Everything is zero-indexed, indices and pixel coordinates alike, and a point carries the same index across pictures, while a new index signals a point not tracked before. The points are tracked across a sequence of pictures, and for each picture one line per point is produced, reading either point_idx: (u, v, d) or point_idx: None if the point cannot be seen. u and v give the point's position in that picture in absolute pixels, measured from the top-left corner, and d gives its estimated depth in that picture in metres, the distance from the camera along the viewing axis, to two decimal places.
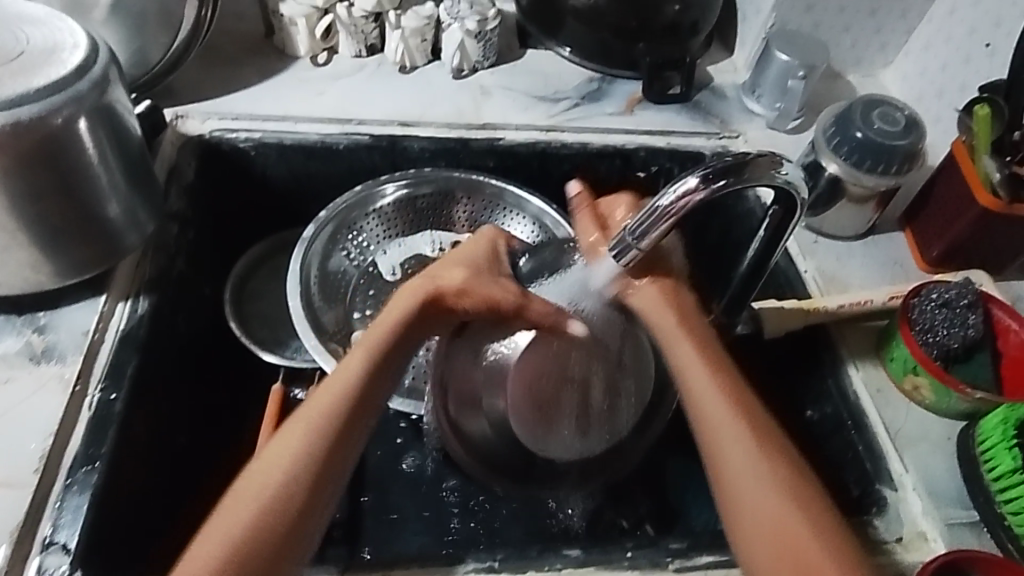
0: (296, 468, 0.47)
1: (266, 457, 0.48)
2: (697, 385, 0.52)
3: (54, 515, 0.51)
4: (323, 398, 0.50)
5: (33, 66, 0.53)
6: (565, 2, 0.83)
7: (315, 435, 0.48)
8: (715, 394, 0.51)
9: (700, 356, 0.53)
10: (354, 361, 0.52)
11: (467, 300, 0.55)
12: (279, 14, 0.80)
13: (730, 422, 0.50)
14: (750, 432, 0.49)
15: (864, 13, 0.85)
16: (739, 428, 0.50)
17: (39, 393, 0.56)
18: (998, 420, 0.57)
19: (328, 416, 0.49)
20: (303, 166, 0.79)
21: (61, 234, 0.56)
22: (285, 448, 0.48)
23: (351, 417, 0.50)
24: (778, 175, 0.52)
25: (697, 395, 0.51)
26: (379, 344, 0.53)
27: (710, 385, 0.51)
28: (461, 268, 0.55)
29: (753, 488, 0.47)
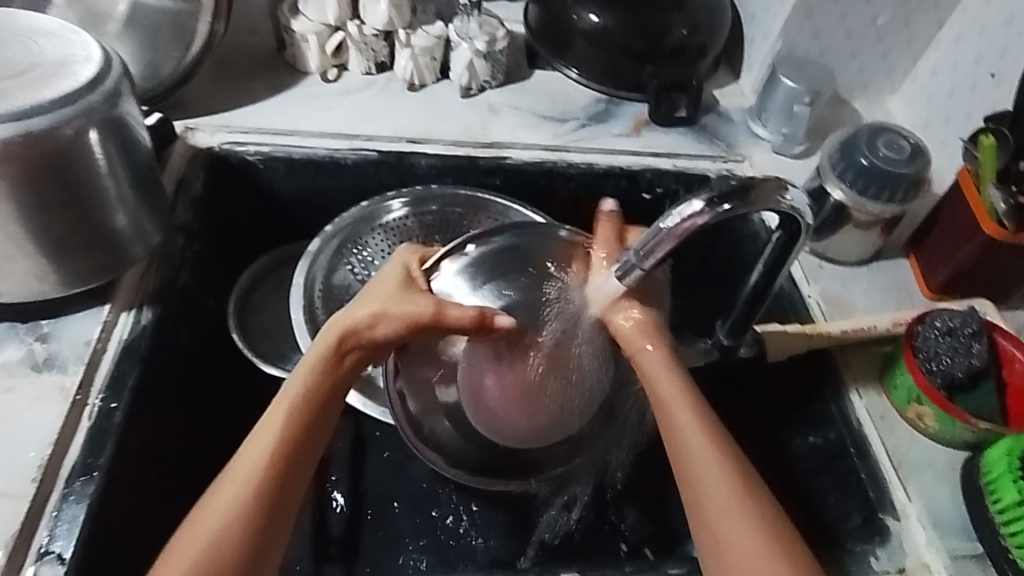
0: (236, 516, 0.47)
1: (212, 501, 0.48)
2: (677, 419, 0.53)
3: (50, 524, 0.51)
4: (267, 436, 0.51)
5: (46, 79, 0.53)
6: (573, 24, 0.84)
7: (261, 471, 0.49)
8: (693, 429, 0.52)
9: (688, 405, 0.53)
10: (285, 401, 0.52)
11: (403, 325, 0.54)
12: (290, 30, 0.81)
13: (715, 478, 0.50)
14: (732, 486, 0.50)
15: (871, 40, 0.86)
16: (722, 484, 0.50)
17: (39, 402, 0.56)
18: (1003, 450, 0.56)
19: (262, 456, 0.50)
20: (311, 180, 0.79)
21: (67, 244, 0.56)
22: (224, 486, 0.49)
23: (284, 457, 0.50)
24: (783, 201, 0.52)
25: (676, 429, 0.53)
26: (305, 383, 0.53)
27: (693, 426, 0.52)
28: (381, 299, 0.55)
29: (738, 541, 0.48)
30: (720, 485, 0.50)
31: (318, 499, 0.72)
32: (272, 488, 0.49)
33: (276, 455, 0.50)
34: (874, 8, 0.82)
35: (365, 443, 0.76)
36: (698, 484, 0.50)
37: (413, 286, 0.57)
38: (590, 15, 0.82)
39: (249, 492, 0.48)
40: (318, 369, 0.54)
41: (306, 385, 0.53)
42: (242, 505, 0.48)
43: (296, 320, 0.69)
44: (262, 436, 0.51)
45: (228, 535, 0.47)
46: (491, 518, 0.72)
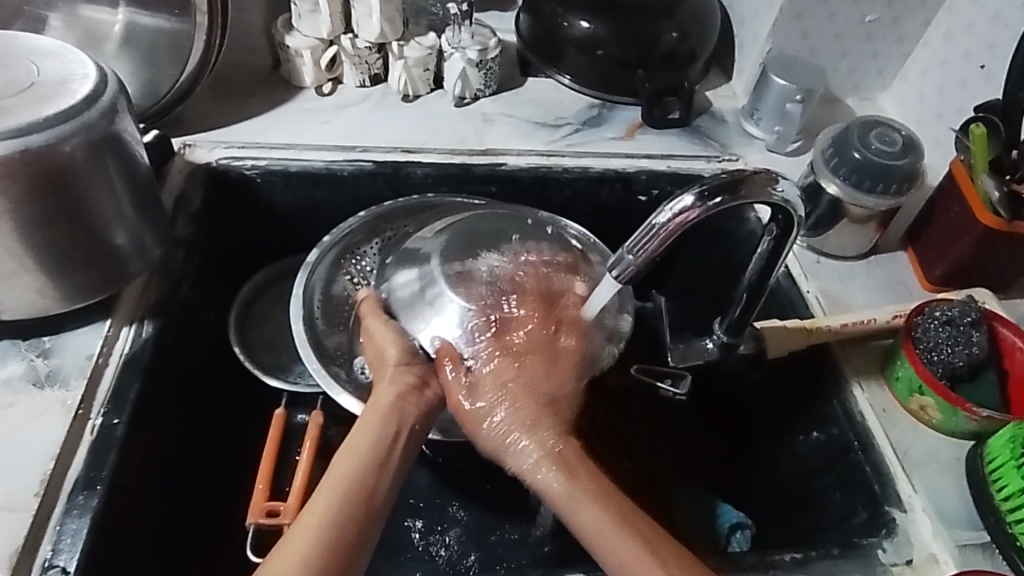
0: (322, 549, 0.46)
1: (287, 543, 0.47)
2: (553, 488, 0.52)
3: (54, 537, 0.51)
4: (346, 463, 0.51)
5: (44, 96, 0.54)
6: (564, 31, 0.85)
7: (344, 496, 0.49)
8: (575, 493, 0.51)
9: (549, 459, 0.53)
10: (354, 464, 0.50)
11: (407, 354, 0.60)
12: (285, 46, 0.83)
13: (541, 465, 0.53)
14: (605, 517, 0.50)
15: (860, 38, 0.86)
16: (543, 468, 0.53)
17: (41, 417, 0.56)
18: (1006, 438, 0.56)
19: (330, 519, 0.47)
20: (309, 193, 0.80)
21: (67, 260, 0.57)
22: (293, 547, 0.46)
23: (347, 526, 0.48)
24: (775, 193, 0.53)
25: (558, 496, 0.52)
26: (368, 448, 0.52)
27: (565, 483, 0.52)
28: (377, 338, 0.61)
29: (588, 528, 0.50)
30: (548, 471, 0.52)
31: None
32: (341, 553, 0.47)
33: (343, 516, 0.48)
34: (862, 6, 0.83)
35: None
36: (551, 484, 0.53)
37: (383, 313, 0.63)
38: (580, 22, 0.83)
39: (328, 524, 0.47)
40: (381, 423, 0.54)
41: (372, 450, 0.52)
42: None
43: (297, 331, 0.68)
44: (335, 500, 0.48)
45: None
46: (497, 525, 0.72)
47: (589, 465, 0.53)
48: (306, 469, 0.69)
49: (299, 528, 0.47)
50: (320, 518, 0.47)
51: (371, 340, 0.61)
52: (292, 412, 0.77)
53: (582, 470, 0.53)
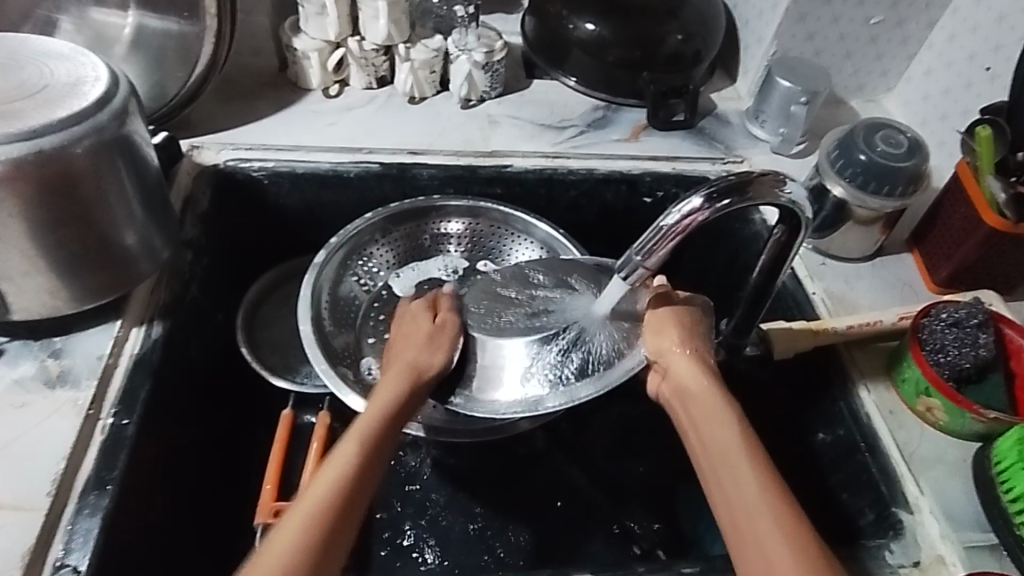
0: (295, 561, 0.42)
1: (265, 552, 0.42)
2: (731, 478, 0.47)
3: (66, 536, 0.51)
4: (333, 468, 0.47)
5: (56, 99, 0.55)
6: (569, 33, 0.85)
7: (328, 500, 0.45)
8: (748, 484, 0.46)
9: (737, 445, 0.48)
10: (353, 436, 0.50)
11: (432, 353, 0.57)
12: (292, 48, 0.83)
13: (725, 428, 0.49)
14: (758, 476, 0.46)
15: (865, 40, 0.87)
16: (730, 436, 0.49)
17: (52, 418, 0.57)
18: (1014, 440, 0.56)
19: (336, 481, 0.46)
20: (316, 195, 0.81)
21: (78, 261, 0.57)
22: (302, 505, 0.45)
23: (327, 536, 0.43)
24: (783, 194, 0.53)
25: (728, 480, 0.47)
26: (369, 421, 0.51)
27: (751, 475, 0.46)
28: (409, 344, 0.58)
29: (740, 505, 0.45)
30: (730, 437, 0.48)
31: None
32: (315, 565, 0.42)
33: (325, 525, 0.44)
34: (867, 8, 0.83)
35: None
36: (729, 468, 0.47)
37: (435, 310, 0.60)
38: (586, 24, 0.83)
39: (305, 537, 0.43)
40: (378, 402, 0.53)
41: (371, 422, 0.51)
42: None
43: (305, 331, 0.68)
44: (333, 463, 0.47)
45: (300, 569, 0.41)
46: (504, 523, 0.72)
47: (757, 455, 0.48)
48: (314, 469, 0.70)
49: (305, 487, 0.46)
50: (325, 480, 0.46)
51: (406, 343, 0.58)
52: (298, 413, 0.77)
53: (751, 462, 0.47)
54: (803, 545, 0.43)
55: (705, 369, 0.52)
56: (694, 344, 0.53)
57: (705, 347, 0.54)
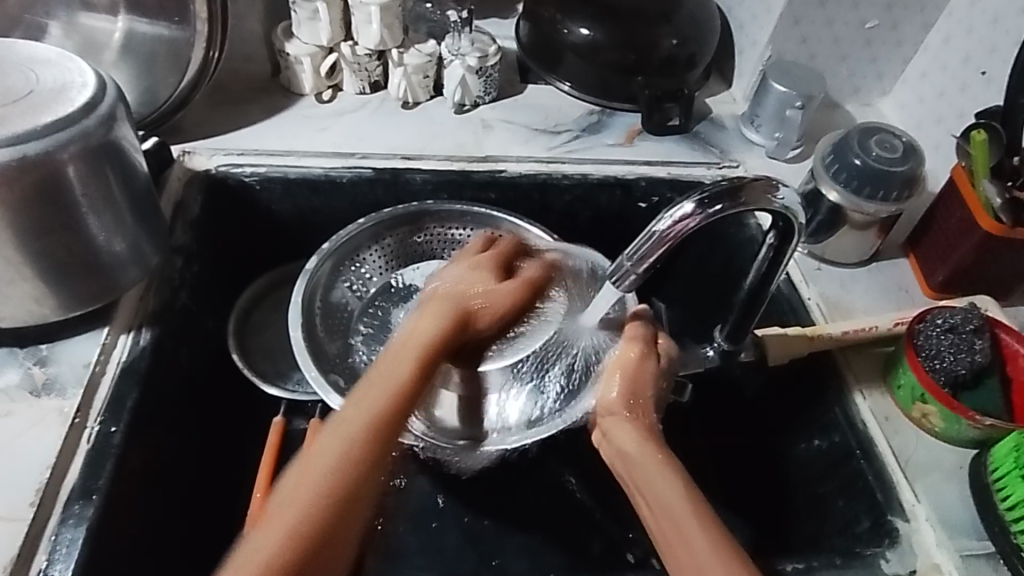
0: (327, 486, 0.46)
1: (298, 479, 0.46)
2: (684, 541, 0.46)
3: (50, 547, 0.51)
4: (367, 402, 0.49)
5: (41, 105, 0.54)
6: (563, 37, 0.84)
7: (367, 429, 0.48)
8: (704, 544, 0.45)
9: (683, 504, 0.48)
10: (421, 332, 0.54)
11: (486, 301, 0.58)
12: (284, 53, 0.83)
13: (669, 491, 0.48)
14: (711, 538, 0.45)
15: (859, 43, 0.86)
16: (676, 495, 0.48)
17: (38, 426, 0.56)
18: (1010, 446, 0.56)
19: (406, 367, 0.52)
20: (308, 200, 0.80)
21: (65, 268, 0.57)
22: (380, 382, 0.50)
23: (362, 464, 0.47)
24: (775, 200, 0.53)
25: (681, 549, 0.46)
26: (424, 334, 0.54)
27: (703, 538, 0.46)
28: (471, 286, 0.58)
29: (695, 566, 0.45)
30: (675, 499, 0.48)
31: None
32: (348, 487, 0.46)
33: (357, 451, 0.47)
34: (861, 12, 0.83)
35: None
36: (683, 538, 0.46)
37: (490, 270, 0.60)
38: (580, 29, 0.83)
39: (335, 471, 0.46)
40: (433, 318, 0.55)
41: (440, 325, 0.55)
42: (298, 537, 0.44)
43: (295, 337, 0.68)
44: (388, 367, 0.51)
45: (341, 483, 0.46)
46: (495, 532, 0.72)
47: (706, 515, 0.47)
48: None
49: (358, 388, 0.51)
50: (374, 394, 0.50)
51: (468, 301, 0.57)
52: (290, 420, 0.76)
53: (704, 525, 0.46)
54: None
55: (649, 438, 0.52)
56: (638, 410, 0.54)
57: (645, 413, 0.54)
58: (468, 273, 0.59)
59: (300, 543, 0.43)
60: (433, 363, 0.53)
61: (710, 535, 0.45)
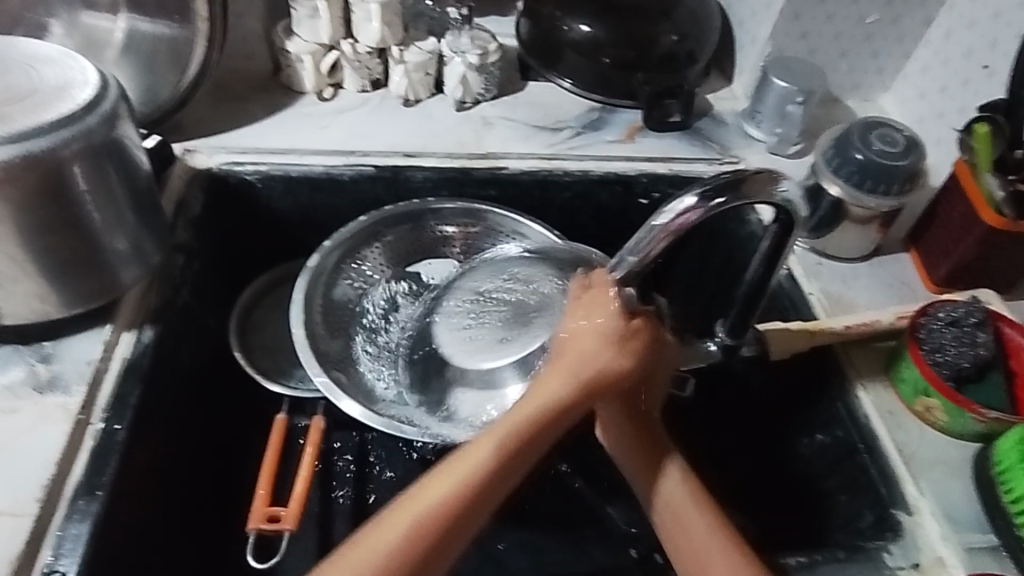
0: (424, 523, 0.46)
1: (398, 512, 0.46)
2: (685, 525, 0.51)
3: (55, 543, 0.51)
4: (486, 449, 0.48)
5: (44, 102, 0.54)
6: (563, 34, 0.84)
7: (479, 476, 0.47)
8: (705, 530, 0.51)
9: (684, 492, 0.53)
10: (528, 412, 0.50)
11: (612, 349, 0.52)
12: (285, 51, 0.83)
13: (669, 479, 0.54)
14: (711, 524, 0.51)
15: (860, 38, 0.86)
16: (677, 483, 0.53)
17: (41, 423, 0.56)
18: (1014, 439, 0.56)
19: (509, 448, 0.48)
20: (309, 198, 0.80)
21: (68, 265, 0.57)
22: (475, 453, 0.48)
23: (468, 508, 0.47)
24: (776, 193, 0.52)
25: (683, 531, 0.51)
26: (553, 396, 0.51)
27: (704, 525, 0.51)
28: (591, 327, 0.52)
29: (698, 550, 0.50)
30: (677, 486, 0.53)
31: (323, 514, 0.71)
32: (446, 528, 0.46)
33: (465, 494, 0.47)
34: (862, 6, 0.83)
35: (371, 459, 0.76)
36: (682, 521, 0.51)
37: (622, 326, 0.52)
38: (580, 25, 0.83)
39: (435, 512, 0.46)
40: (568, 377, 0.51)
41: (554, 399, 0.51)
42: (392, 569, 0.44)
43: (297, 335, 0.68)
44: (521, 419, 0.50)
45: (442, 520, 0.46)
46: (499, 530, 0.71)
47: (706, 504, 0.52)
48: (308, 469, 0.68)
49: (484, 432, 0.49)
50: (493, 444, 0.48)
51: (596, 352, 0.52)
52: (292, 417, 0.77)
53: (706, 512, 0.52)
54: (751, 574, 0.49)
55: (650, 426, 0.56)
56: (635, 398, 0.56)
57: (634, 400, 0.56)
58: (602, 309, 0.52)
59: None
60: (547, 429, 0.50)
61: (710, 520, 0.51)
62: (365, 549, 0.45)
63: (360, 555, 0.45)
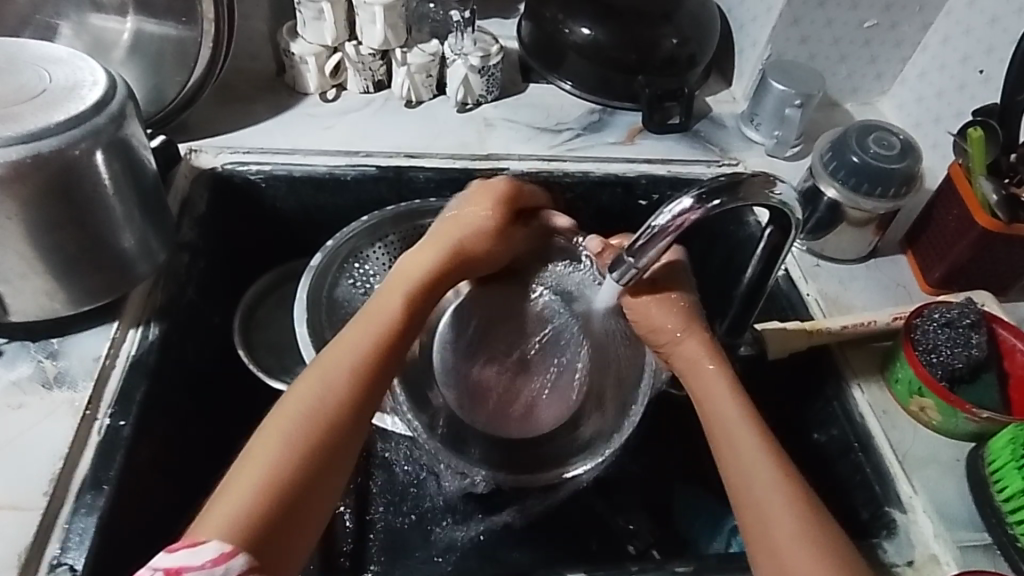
0: (317, 411, 0.50)
1: (285, 410, 0.50)
2: (740, 449, 0.51)
3: (62, 536, 0.52)
4: (352, 341, 0.54)
5: (54, 102, 0.55)
6: (565, 37, 0.85)
7: (350, 366, 0.53)
8: (760, 456, 0.50)
9: (744, 422, 0.52)
10: (381, 315, 0.57)
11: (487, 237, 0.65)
12: (289, 53, 0.84)
13: (727, 407, 0.54)
14: (766, 450, 0.50)
15: (858, 43, 0.87)
16: (734, 413, 0.53)
17: (48, 418, 0.57)
18: (1006, 439, 0.57)
19: (380, 340, 0.55)
20: (313, 198, 0.81)
21: (76, 263, 0.58)
22: (348, 348, 0.54)
23: (352, 390, 0.52)
24: (772, 195, 0.53)
25: (738, 454, 0.50)
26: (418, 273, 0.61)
27: (760, 453, 0.50)
28: (460, 225, 0.65)
29: (750, 469, 0.49)
30: (734, 414, 0.53)
31: None
32: (334, 413, 0.50)
33: (351, 381, 0.52)
34: (860, 11, 0.84)
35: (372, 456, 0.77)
36: (736, 441, 0.51)
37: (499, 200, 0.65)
38: (581, 28, 0.84)
39: (324, 398, 0.51)
40: (425, 259, 0.62)
41: (412, 275, 0.61)
42: (287, 464, 0.47)
43: (301, 333, 0.69)
44: (375, 315, 0.57)
45: (335, 406, 0.51)
46: (499, 526, 0.72)
47: (764, 434, 0.52)
48: None
49: (350, 331, 0.56)
50: (363, 333, 0.55)
51: (457, 234, 0.64)
52: None
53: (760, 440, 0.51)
54: (804, 509, 0.47)
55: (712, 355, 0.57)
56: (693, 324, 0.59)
57: (700, 324, 0.59)
58: (460, 210, 0.66)
59: (289, 470, 0.47)
60: (411, 316, 0.58)
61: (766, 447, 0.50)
62: (260, 449, 0.48)
63: (258, 456, 0.47)
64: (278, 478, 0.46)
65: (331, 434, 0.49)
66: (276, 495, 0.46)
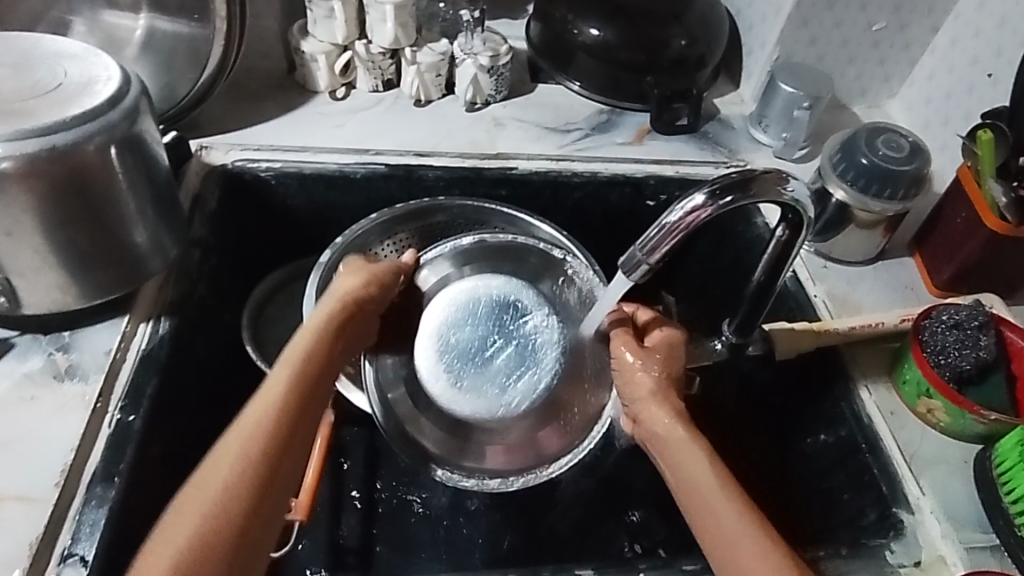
0: (235, 479, 0.46)
1: (196, 486, 0.46)
2: (703, 491, 0.51)
3: (73, 527, 0.52)
4: (266, 406, 0.50)
5: (69, 97, 0.56)
6: (574, 38, 0.86)
7: (270, 424, 0.49)
8: (722, 498, 0.50)
9: (702, 463, 0.53)
10: (281, 380, 0.52)
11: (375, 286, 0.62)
12: (300, 51, 0.84)
13: (685, 446, 0.54)
14: (727, 492, 0.50)
15: (868, 45, 0.87)
16: (693, 452, 0.54)
17: (60, 411, 0.57)
18: (1014, 441, 0.57)
19: (286, 397, 0.51)
20: (322, 195, 0.81)
21: (89, 257, 0.58)
22: (269, 392, 0.51)
23: (271, 447, 0.48)
24: (785, 192, 0.54)
25: (703, 499, 0.50)
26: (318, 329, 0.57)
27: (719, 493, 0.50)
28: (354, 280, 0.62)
29: (715, 512, 0.49)
30: (695, 456, 0.53)
31: (332, 507, 0.72)
32: (252, 472, 0.47)
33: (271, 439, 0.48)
34: (869, 14, 0.84)
35: (379, 454, 0.77)
36: (694, 483, 0.52)
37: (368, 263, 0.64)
38: (590, 29, 0.84)
39: (241, 460, 0.47)
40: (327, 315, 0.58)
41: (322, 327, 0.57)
42: (211, 535, 0.44)
43: None
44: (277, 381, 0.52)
45: (251, 468, 0.47)
46: (505, 522, 0.72)
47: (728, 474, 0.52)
48: (319, 462, 0.67)
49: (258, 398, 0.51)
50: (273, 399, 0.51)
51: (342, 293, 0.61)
52: None
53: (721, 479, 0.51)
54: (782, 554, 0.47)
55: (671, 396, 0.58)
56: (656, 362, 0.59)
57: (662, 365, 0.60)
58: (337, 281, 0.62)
59: (214, 532, 0.44)
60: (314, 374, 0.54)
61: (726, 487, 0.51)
62: (175, 529, 0.44)
63: (164, 552, 0.43)
64: (199, 547, 0.43)
65: (249, 506, 0.46)
66: (216, 549, 0.44)
